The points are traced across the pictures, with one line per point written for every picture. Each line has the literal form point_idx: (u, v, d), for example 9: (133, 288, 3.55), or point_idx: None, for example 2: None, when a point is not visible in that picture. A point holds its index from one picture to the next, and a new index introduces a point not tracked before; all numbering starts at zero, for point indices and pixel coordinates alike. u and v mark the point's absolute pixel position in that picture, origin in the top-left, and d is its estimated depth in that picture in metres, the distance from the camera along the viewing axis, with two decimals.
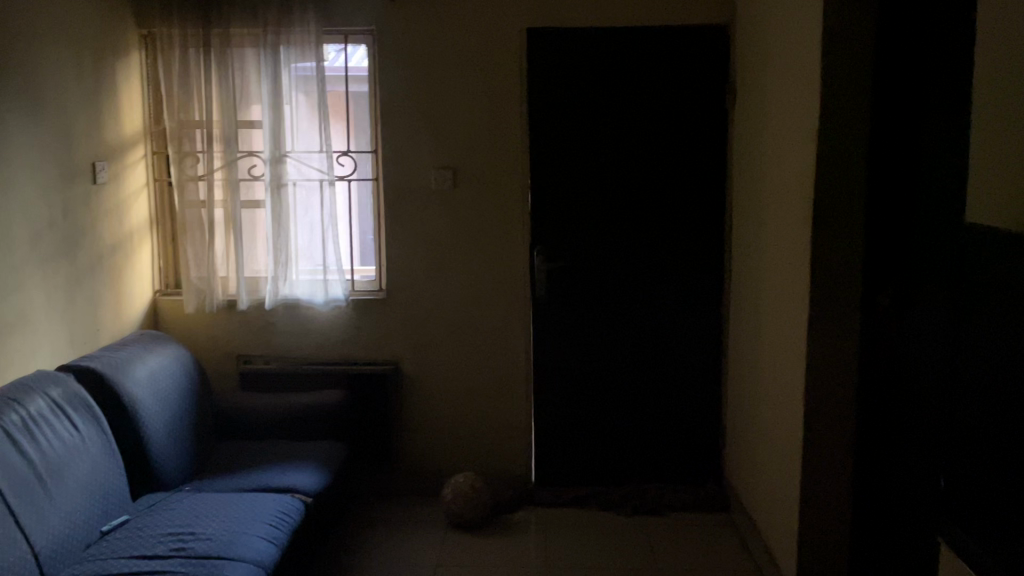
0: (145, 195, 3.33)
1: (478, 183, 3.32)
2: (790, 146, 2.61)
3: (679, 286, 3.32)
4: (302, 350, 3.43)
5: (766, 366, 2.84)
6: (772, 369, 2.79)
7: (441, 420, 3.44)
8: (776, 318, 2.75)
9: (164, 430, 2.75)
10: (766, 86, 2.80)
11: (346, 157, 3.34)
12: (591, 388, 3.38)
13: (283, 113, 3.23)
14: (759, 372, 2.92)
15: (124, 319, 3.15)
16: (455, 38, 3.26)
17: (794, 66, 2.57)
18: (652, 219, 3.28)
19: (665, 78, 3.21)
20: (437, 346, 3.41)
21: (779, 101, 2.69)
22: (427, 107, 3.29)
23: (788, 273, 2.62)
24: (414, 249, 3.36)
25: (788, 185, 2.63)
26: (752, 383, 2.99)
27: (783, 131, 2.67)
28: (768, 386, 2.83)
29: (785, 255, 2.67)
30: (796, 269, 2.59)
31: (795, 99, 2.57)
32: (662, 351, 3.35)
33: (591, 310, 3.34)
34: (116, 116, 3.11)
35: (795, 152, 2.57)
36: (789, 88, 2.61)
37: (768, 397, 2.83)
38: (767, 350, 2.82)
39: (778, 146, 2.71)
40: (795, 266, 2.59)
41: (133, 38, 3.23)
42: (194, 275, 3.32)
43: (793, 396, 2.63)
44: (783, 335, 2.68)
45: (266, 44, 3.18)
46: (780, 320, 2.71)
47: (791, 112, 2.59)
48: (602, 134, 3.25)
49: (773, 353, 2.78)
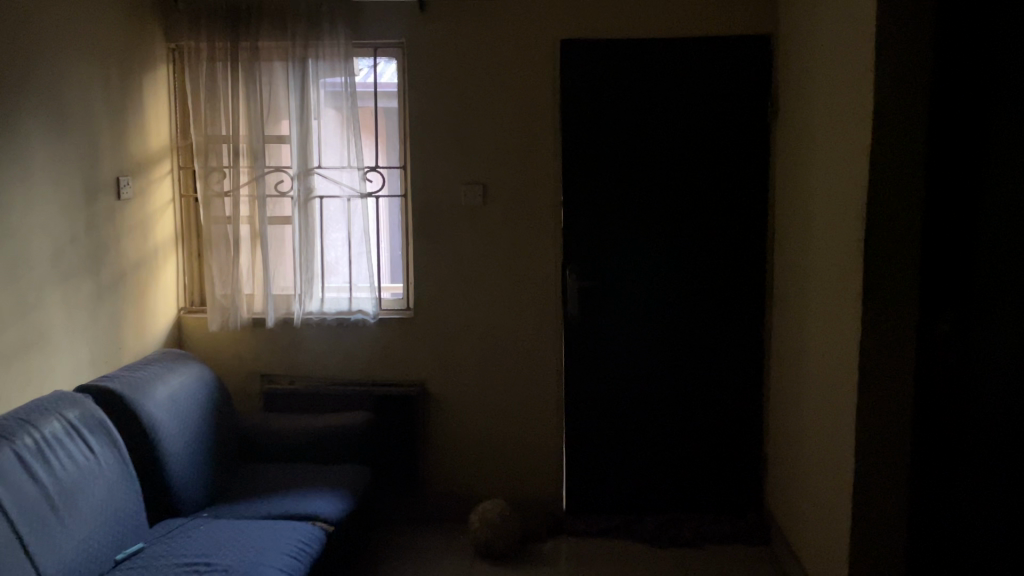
0: (171, 211, 3.28)
1: (509, 198, 3.22)
2: (834, 161, 2.46)
3: (719, 306, 3.17)
4: (328, 370, 3.34)
5: (811, 393, 2.68)
6: (816, 397, 2.63)
7: (470, 444, 3.33)
8: (820, 343, 2.59)
9: (184, 452, 2.67)
10: (811, 98, 2.67)
11: (375, 173, 3.26)
12: (625, 412, 3.24)
13: (311, 127, 3.16)
14: (803, 399, 2.76)
15: (147, 337, 3.09)
16: (485, 51, 3.17)
17: (838, 77, 2.44)
18: (690, 236, 3.15)
19: (705, 90, 3.09)
20: (466, 368, 3.30)
21: (825, 113, 2.55)
22: (456, 121, 3.20)
23: (834, 296, 2.47)
24: (443, 266, 3.26)
25: (830, 202, 2.49)
26: (797, 411, 2.84)
27: (827, 144, 2.52)
28: (812, 415, 2.67)
29: (827, 276, 2.52)
30: (836, 290, 2.44)
31: (838, 111, 2.43)
32: (701, 374, 3.20)
33: (625, 330, 3.21)
34: (143, 131, 3.06)
35: (837, 167, 2.43)
36: (833, 100, 2.47)
37: (812, 426, 2.67)
38: (811, 377, 2.67)
39: (823, 161, 2.56)
40: (836, 287, 2.44)
41: (161, 52, 3.18)
42: (219, 292, 3.24)
43: (834, 424, 2.47)
44: (827, 361, 2.52)
45: (295, 58, 3.12)
46: (823, 344, 2.56)
47: (836, 124, 2.44)
48: (639, 148, 3.12)
49: (817, 378, 2.63)
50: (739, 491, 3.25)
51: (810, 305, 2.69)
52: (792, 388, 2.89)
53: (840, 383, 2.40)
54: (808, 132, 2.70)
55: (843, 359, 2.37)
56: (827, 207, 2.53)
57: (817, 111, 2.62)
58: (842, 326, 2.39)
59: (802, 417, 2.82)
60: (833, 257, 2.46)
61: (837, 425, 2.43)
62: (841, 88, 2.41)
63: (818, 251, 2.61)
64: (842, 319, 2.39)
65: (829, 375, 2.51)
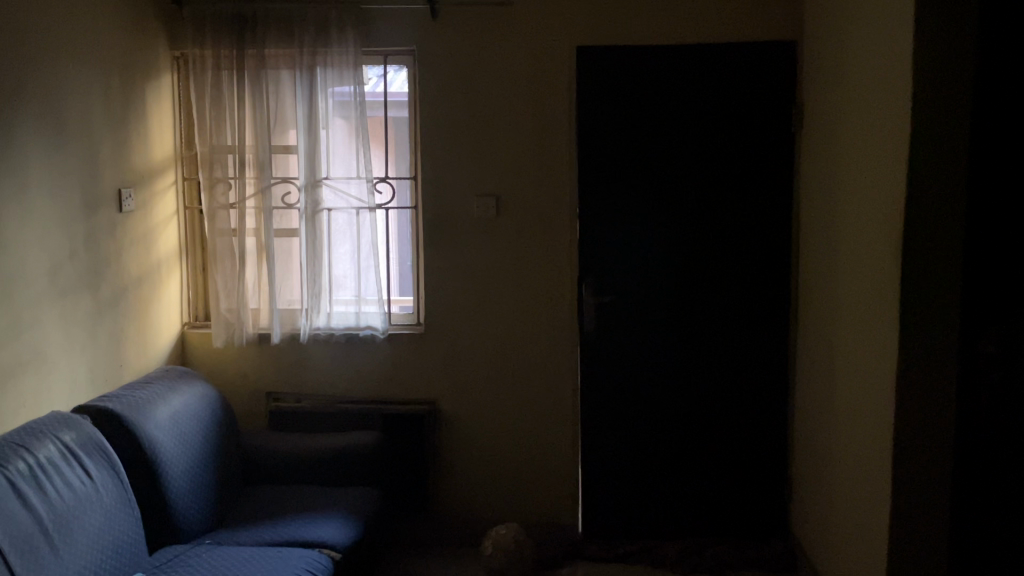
0: (174, 224, 3.18)
1: (522, 211, 3.11)
2: (867, 172, 2.34)
3: (741, 322, 3.06)
4: (336, 388, 3.23)
5: (840, 415, 2.56)
6: (847, 419, 2.50)
7: (483, 464, 3.21)
8: (851, 362, 2.47)
9: (186, 476, 2.56)
10: (841, 107, 2.55)
11: (385, 184, 3.17)
12: (644, 433, 3.12)
13: (319, 137, 3.06)
14: (832, 421, 2.64)
15: (149, 355, 2.99)
16: (498, 58, 3.07)
17: (870, 85, 2.33)
18: (711, 250, 3.03)
19: (726, 99, 2.98)
20: (478, 386, 3.19)
21: (856, 122, 2.43)
22: (468, 131, 3.10)
23: (866, 315, 2.34)
24: (455, 281, 3.16)
25: (861, 216, 2.38)
26: (825, 432, 2.71)
27: (859, 155, 2.40)
28: (843, 438, 2.54)
29: (859, 293, 2.40)
30: (868, 309, 2.32)
31: (871, 120, 2.31)
32: (722, 393, 3.08)
33: (644, 347, 3.09)
34: (146, 141, 2.97)
35: (869, 180, 2.32)
36: (865, 109, 2.36)
37: (843, 449, 2.54)
38: (841, 398, 2.54)
39: (854, 172, 2.44)
40: (868, 305, 2.32)
41: (164, 60, 3.09)
42: (224, 306, 3.15)
43: (866, 450, 2.35)
44: (860, 383, 2.40)
45: (303, 67, 3.02)
46: (853, 364, 2.44)
47: (869, 134, 2.32)
48: (657, 159, 3.01)
49: (847, 399, 2.50)
50: (762, 514, 3.13)
51: (839, 322, 2.57)
52: (820, 409, 2.77)
53: (874, 406, 2.27)
54: (837, 142, 2.58)
55: (877, 381, 2.25)
56: (858, 220, 2.41)
57: (848, 120, 2.50)
58: (875, 347, 2.27)
59: (830, 439, 2.69)
60: (866, 273, 2.34)
61: (871, 451, 2.30)
62: (874, 96, 2.29)
63: (848, 267, 2.49)
64: (875, 340, 2.27)
65: (861, 397, 2.38)
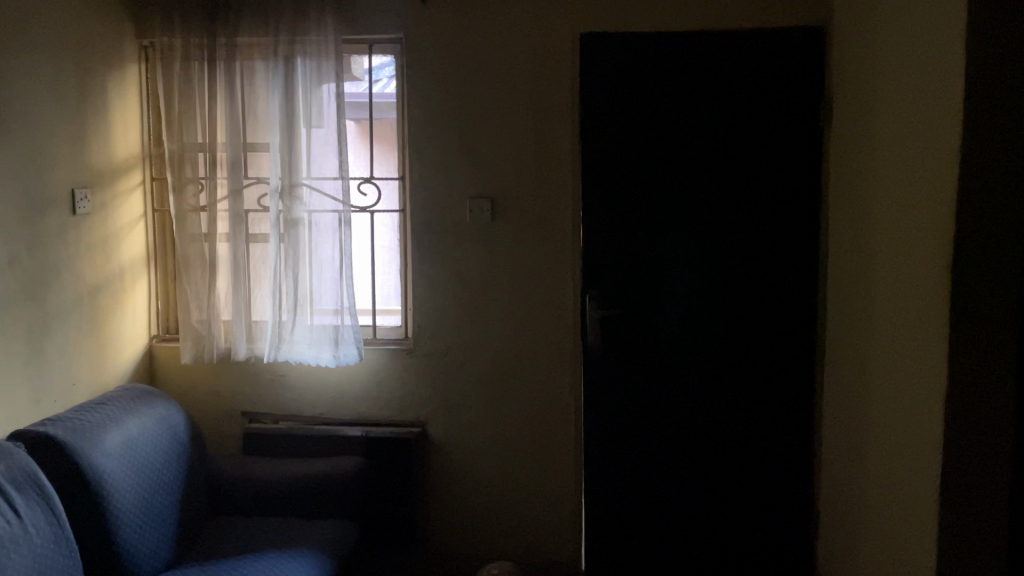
0: (141, 227, 2.93)
1: (520, 214, 2.82)
2: (909, 172, 2.02)
3: (762, 338, 2.75)
4: (317, 408, 2.96)
5: (875, 447, 2.25)
6: (882, 454, 2.19)
7: (477, 492, 2.93)
8: (888, 390, 2.15)
9: (138, 510, 2.29)
10: (878, 94, 2.24)
11: (370, 185, 2.91)
12: (654, 460, 2.83)
13: (299, 135, 2.78)
14: (865, 454, 2.33)
15: (108, 371, 2.73)
16: (492, 48, 2.79)
17: (911, 67, 2.02)
18: (729, 258, 2.73)
19: (746, 90, 2.68)
20: (470, 406, 2.90)
21: (895, 114, 2.12)
22: (460, 126, 2.82)
23: (906, 337, 2.03)
24: (445, 291, 2.87)
25: (900, 219, 2.07)
26: (857, 464, 2.40)
27: (900, 151, 2.09)
28: (876, 475, 2.23)
29: (897, 307, 2.09)
30: (908, 326, 2.02)
31: (911, 108, 2.01)
32: (740, 416, 2.78)
33: (654, 365, 2.79)
34: (107, 138, 2.72)
35: (910, 178, 2.01)
36: (905, 96, 2.05)
37: (876, 487, 2.23)
38: (877, 427, 2.23)
39: (893, 172, 2.13)
40: (908, 322, 2.01)
41: (130, 49, 2.84)
42: (194, 317, 2.88)
43: (904, 490, 2.03)
44: (897, 413, 2.08)
45: (278, 56, 2.76)
46: (891, 389, 2.13)
47: (912, 127, 2.01)
48: (669, 157, 2.72)
49: (882, 428, 2.19)
50: (784, 551, 2.82)
51: (874, 342, 2.26)
52: (852, 440, 2.45)
53: (916, 440, 1.96)
54: (874, 136, 2.27)
55: (918, 412, 1.95)
56: (897, 227, 2.09)
57: (885, 112, 2.19)
58: (916, 370, 1.96)
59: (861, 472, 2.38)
60: (906, 288, 2.03)
61: (911, 493, 1.99)
62: (917, 84, 1.98)
63: (886, 281, 2.17)
64: (916, 362, 1.96)
65: (899, 430, 2.07)
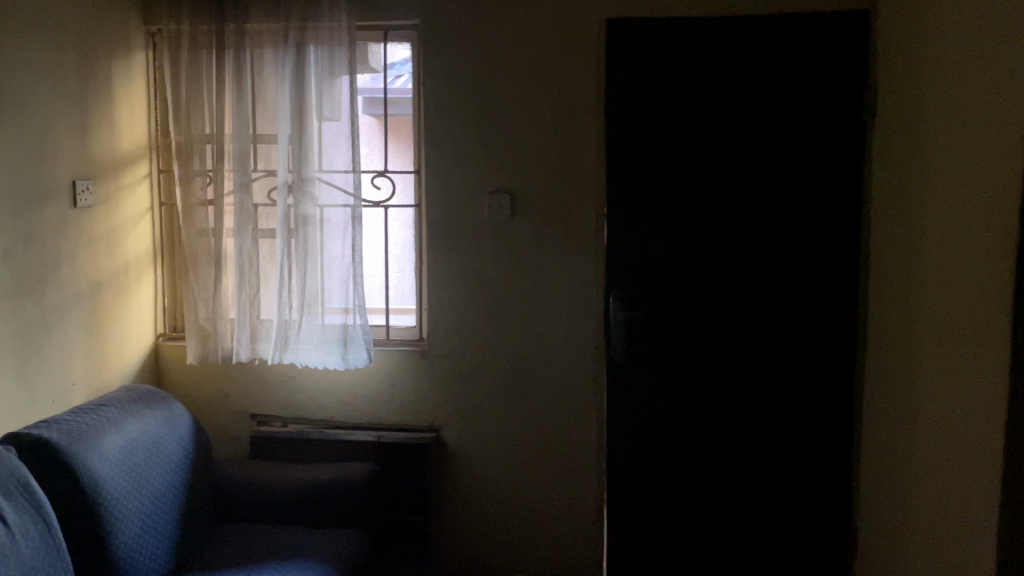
0: (147, 221, 2.83)
1: (541, 209, 2.67)
2: (965, 168, 1.85)
3: (797, 344, 2.59)
4: (327, 410, 2.84)
5: (921, 463, 2.08)
6: (928, 470, 2.03)
7: (493, 501, 2.79)
8: (937, 404, 1.98)
9: (136, 518, 2.18)
10: (929, 81, 2.07)
11: (383, 178, 2.78)
12: (680, 470, 2.68)
13: (310, 126, 2.65)
14: (910, 470, 2.16)
15: (109, 371, 2.63)
16: (513, 36, 2.64)
17: (967, 52, 1.85)
18: (762, 258, 2.57)
19: (784, 79, 2.51)
20: (486, 410, 2.77)
21: (948, 104, 1.95)
22: (479, 117, 2.68)
23: (960, 347, 1.86)
24: (461, 289, 2.74)
25: (954, 217, 1.90)
26: (901, 480, 2.23)
27: (954, 144, 1.92)
28: (923, 492, 2.07)
29: (949, 313, 1.92)
30: (962, 334, 1.85)
31: (968, 94, 1.84)
32: (773, 426, 2.62)
33: (681, 372, 2.64)
34: (111, 128, 2.61)
35: (965, 173, 1.84)
36: (960, 83, 1.89)
37: (921, 507, 2.07)
38: (924, 441, 2.07)
39: (946, 168, 1.96)
40: (962, 329, 1.85)
41: (136, 36, 2.74)
42: (201, 315, 2.77)
43: (954, 511, 1.87)
44: (947, 429, 1.92)
45: (289, 45, 2.64)
46: (940, 401, 1.97)
47: (968, 118, 1.84)
48: (700, 150, 2.57)
49: (930, 443, 2.03)
50: (817, 569, 2.66)
51: (922, 350, 2.09)
52: (896, 454, 2.28)
53: (968, 459, 1.80)
54: (923, 127, 2.11)
55: (971, 428, 1.78)
56: (950, 227, 1.93)
57: (937, 102, 2.02)
58: (970, 382, 1.79)
59: (904, 489, 2.21)
60: (960, 292, 1.86)
61: (961, 515, 1.82)
62: (975, 72, 1.80)
63: (936, 285, 2.00)
64: (971, 374, 1.79)
65: (950, 447, 1.90)
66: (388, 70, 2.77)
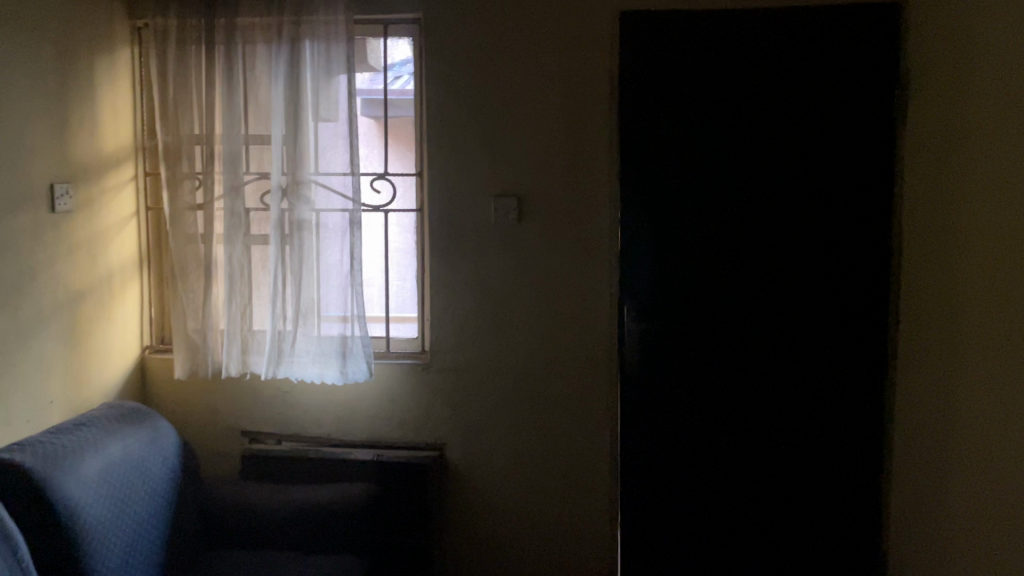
0: (132, 227, 2.67)
1: (551, 215, 2.52)
2: (1007, 168, 1.69)
3: (824, 356, 2.44)
4: (324, 427, 2.69)
5: (957, 486, 1.93)
6: (965, 494, 1.88)
7: (499, 523, 2.64)
8: (977, 424, 1.82)
9: (115, 548, 2.01)
10: (964, 75, 1.93)
11: (383, 181, 2.62)
12: (699, 490, 2.52)
13: (306, 126, 2.50)
14: (945, 493, 2.01)
15: (91, 386, 2.48)
16: (520, 31, 2.49)
17: (1005, 41, 1.71)
18: (787, 266, 2.42)
19: (809, 76, 2.36)
20: (493, 427, 2.61)
21: (986, 99, 1.80)
22: (484, 116, 2.52)
23: (1003, 364, 1.70)
24: (466, 299, 2.58)
25: (992, 222, 1.76)
26: (935, 503, 2.08)
27: (994, 141, 1.76)
28: (959, 517, 1.91)
29: (987, 325, 1.78)
30: (1003, 348, 1.70)
31: (1006, 88, 1.70)
32: (798, 443, 2.47)
33: (700, 386, 2.49)
34: (93, 128, 2.46)
35: (1004, 173, 1.70)
36: (997, 75, 1.74)
37: (960, 534, 1.91)
38: (961, 462, 1.91)
39: (986, 166, 1.80)
40: (1002, 343, 1.70)
41: (120, 31, 2.58)
42: (189, 326, 2.61)
43: (996, 540, 1.72)
44: (988, 451, 1.76)
45: (282, 38, 2.48)
46: (978, 420, 1.82)
47: (1009, 112, 1.68)
48: (720, 151, 2.42)
49: (967, 465, 1.87)
50: None
51: (957, 364, 1.94)
52: (930, 474, 2.13)
53: (1013, 484, 1.64)
54: (958, 124, 1.96)
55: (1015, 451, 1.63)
56: (990, 231, 1.77)
57: (975, 97, 1.86)
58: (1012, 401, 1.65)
59: (939, 513, 2.06)
60: (1000, 303, 1.72)
61: (1005, 545, 1.67)
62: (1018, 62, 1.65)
63: (976, 295, 1.84)
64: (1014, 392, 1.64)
65: (991, 472, 1.74)
66: (387, 71, 2.61)
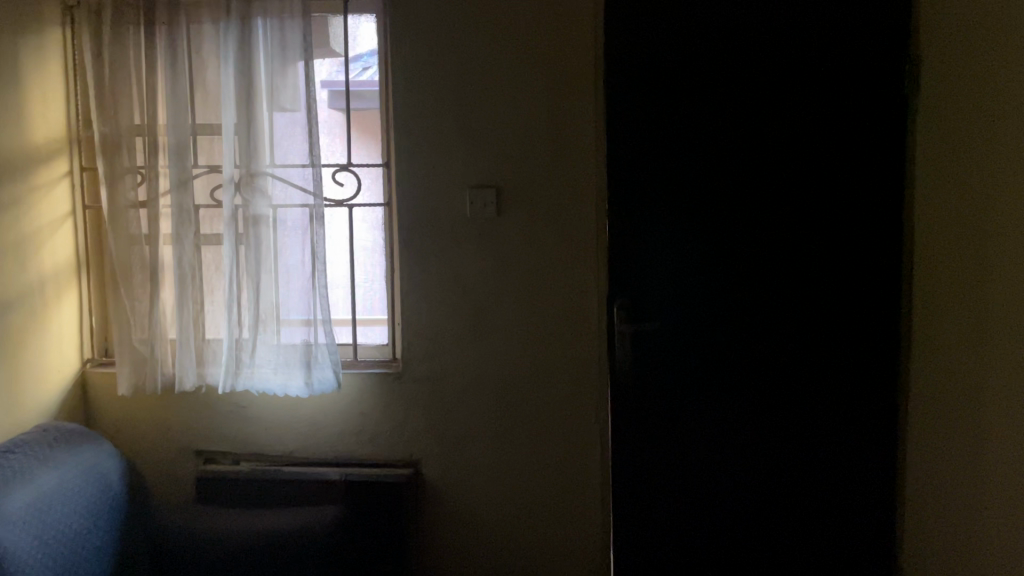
0: (68, 228, 2.41)
1: (531, 207, 2.31)
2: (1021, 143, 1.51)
3: (831, 358, 2.24)
4: (286, 445, 2.45)
5: (970, 497, 1.76)
6: (978, 506, 1.71)
7: (479, 544, 2.42)
8: (991, 430, 1.64)
9: None
10: (972, 45, 1.75)
11: (347, 173, 2.39)
12: (696, 503, 2.32)
13: (260, 113, 2.25)
14: (957, 503, 1.84)
15: (23, 407, 2.21)
16: (492, 6, 2.27)
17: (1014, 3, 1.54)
18: (788, 259, 2.22)
19: (811, 53, 2.16)
20: (471, 440, 2.39)
21: (994, 68, 1.62)
22: (457, 101, 2.30)
23: (1015, 362, 1.54)
24: (440, 301, 2.36)
25: (1002, 205, 1.59)
26: (949, 516, 1.90)
27: (1004, 114, 1.59)
28: (971, 529, 1.74)
29: (998, 320, 1.61)
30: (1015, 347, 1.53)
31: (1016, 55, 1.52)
32: (804, 452, 2.27)
33: (696, 393, 2.29)
34: (17, 118, 2.19)
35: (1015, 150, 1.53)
36: (1006, 40, 1.57)
37: (974, 549, 1.74)
38: (972, 469, 1.74)
39: (999, 143, 1.61)
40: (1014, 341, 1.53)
41: (48, 9, 2.31)
42: (135, 337, 2.36)
43: (1010, 555, 1.55)
44: (1004, 458, 1.59)
45: (231, 15, 2.24)
46: (990, 424, 1.65)
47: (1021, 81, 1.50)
48: (714, 136, 2.21)
49: (979, 473, 1.71)
50: None
51: (969, 363, 1.77)
52: (942, 484, 1.95)
53: None
54: (966, 100, 1.78)
55: None
56: (1000, 215, 1.60)
57: (983, 67, 1.69)
58: None
59: (951, 526, 1.88)
60: (1010, 295, 1.55)
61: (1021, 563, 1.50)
62: None
63: (989, 287, 1.66)
64: None
65: (1007, 483, 1.57)
66: (352, 61, 2.38)
